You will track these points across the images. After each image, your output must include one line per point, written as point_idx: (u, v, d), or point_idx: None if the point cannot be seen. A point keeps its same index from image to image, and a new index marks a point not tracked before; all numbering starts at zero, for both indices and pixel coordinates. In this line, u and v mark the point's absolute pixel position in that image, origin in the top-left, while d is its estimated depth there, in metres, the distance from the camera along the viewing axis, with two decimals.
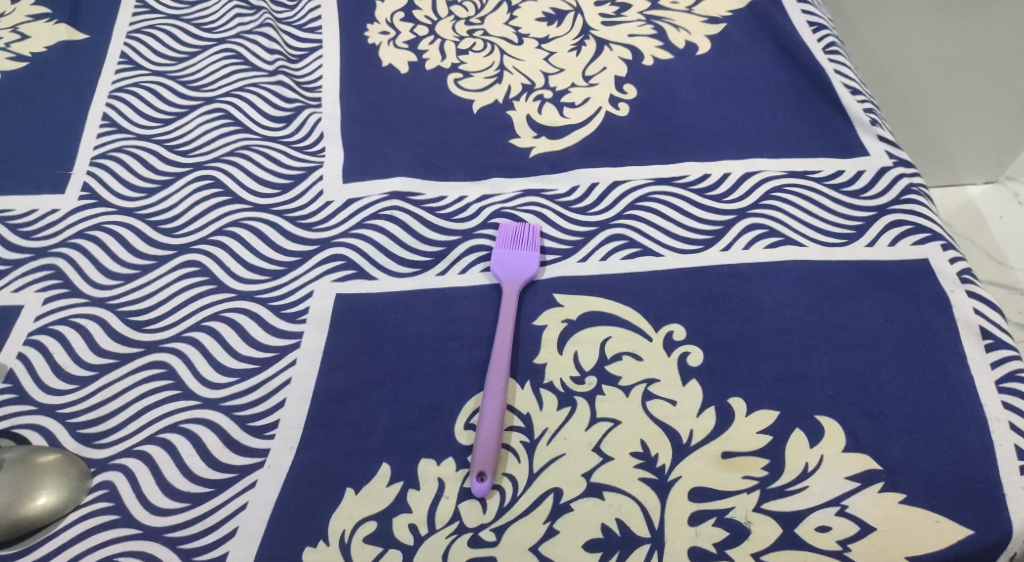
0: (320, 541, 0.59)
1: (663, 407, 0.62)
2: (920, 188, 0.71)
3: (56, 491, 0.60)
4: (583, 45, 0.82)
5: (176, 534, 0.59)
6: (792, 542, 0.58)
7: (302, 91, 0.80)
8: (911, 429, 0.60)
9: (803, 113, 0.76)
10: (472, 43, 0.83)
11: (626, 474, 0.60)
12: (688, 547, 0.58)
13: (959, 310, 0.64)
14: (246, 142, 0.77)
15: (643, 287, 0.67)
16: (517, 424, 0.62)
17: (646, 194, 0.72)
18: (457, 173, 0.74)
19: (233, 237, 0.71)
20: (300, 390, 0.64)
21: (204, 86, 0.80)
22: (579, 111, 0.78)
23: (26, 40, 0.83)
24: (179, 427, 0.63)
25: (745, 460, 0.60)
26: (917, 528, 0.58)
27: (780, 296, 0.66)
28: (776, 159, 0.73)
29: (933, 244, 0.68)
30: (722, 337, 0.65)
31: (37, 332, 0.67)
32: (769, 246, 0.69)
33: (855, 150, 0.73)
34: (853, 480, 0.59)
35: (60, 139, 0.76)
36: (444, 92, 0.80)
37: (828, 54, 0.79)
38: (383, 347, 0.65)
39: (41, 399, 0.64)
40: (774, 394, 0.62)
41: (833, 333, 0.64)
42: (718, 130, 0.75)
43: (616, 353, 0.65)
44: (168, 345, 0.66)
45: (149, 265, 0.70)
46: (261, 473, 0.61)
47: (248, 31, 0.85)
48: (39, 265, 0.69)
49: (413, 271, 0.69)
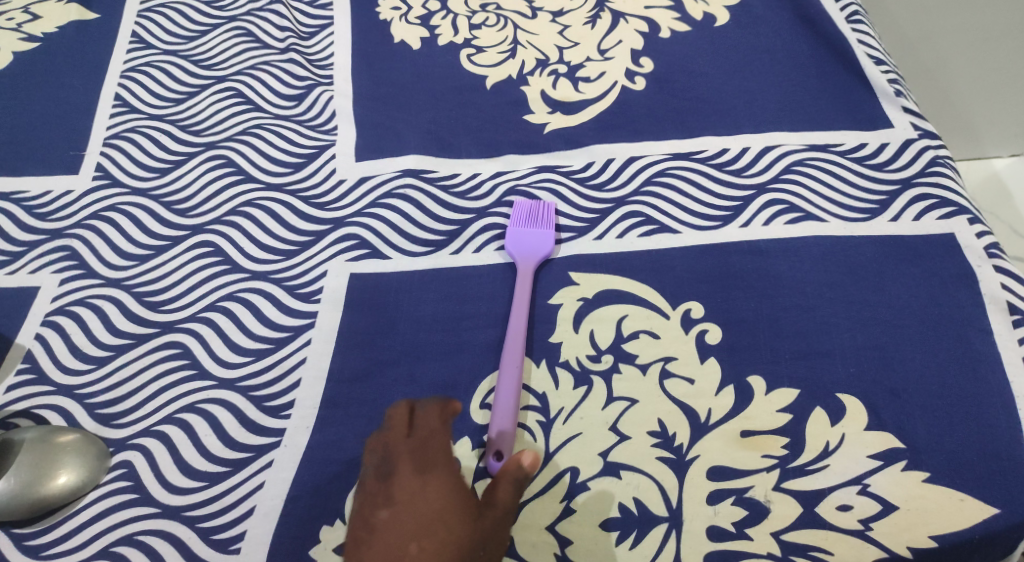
0: (337, 520, 0.59)
1: (682, 386, 0.62)
2: (946, 161, 0.69)
3: (76, 470, 0.60)
4: (598, 18, 0.80)
5: (196, 513, 0.59)
6: (814, 522, 0.57)
7: (313, 68, 0.79)
8: (935, 408, 0.59)
9: (824, 85, 0.74)
10: (485, 18, 0.81)
11: (644, 453, 0.60)
12: (707, 527, 0.58)
13: (985, 286, 0.63)
14: (258, 121, 0.76)
15: (661, 264, 0.66)
16: (533, 403, 0.62)
17: (663, 170, 0.71)
18: (470, 150, 0.73)
19: (247, 217, 0.70)
20: (315, 370, 0.64)
21: (215, 65, 0.80)
22: (594, 85, 0.76)
23: (38, 20, 0.82)
24: (196, 407, 0.63)
25: (764, 439, 0.59)
26: (940, 507, 0.57)
27: (801, 273, 0.65)
28: (797, 132, 0.72)
29: (959, 218, 0.66)
30: (741, 314, 0.64)
31: (54, 312, 0.67)
32: (789, 222, 0.67)
33: (878, 122, 0.71)
34: (876, 459, 0.58)
35: (74, 119, 0.76)
36: (457, 68, 0.78)
37: (850, 24, 0.77)
38: (398, 327, 0.65)
39: (60, 379, 0.64)
40: (794, 372, 0.61)
41: (855, 311, 0.63)
42: (736, 105, 0.74)
43: (633, 332, 0.64)
44: (185, 327, 0.66)
45: (164, 246, 0.69)
46: (278, 452, 0.61)
47: (259, 8, 0.83)
48: (56, 246, 0.69)
49: (427, 250, 0.68)
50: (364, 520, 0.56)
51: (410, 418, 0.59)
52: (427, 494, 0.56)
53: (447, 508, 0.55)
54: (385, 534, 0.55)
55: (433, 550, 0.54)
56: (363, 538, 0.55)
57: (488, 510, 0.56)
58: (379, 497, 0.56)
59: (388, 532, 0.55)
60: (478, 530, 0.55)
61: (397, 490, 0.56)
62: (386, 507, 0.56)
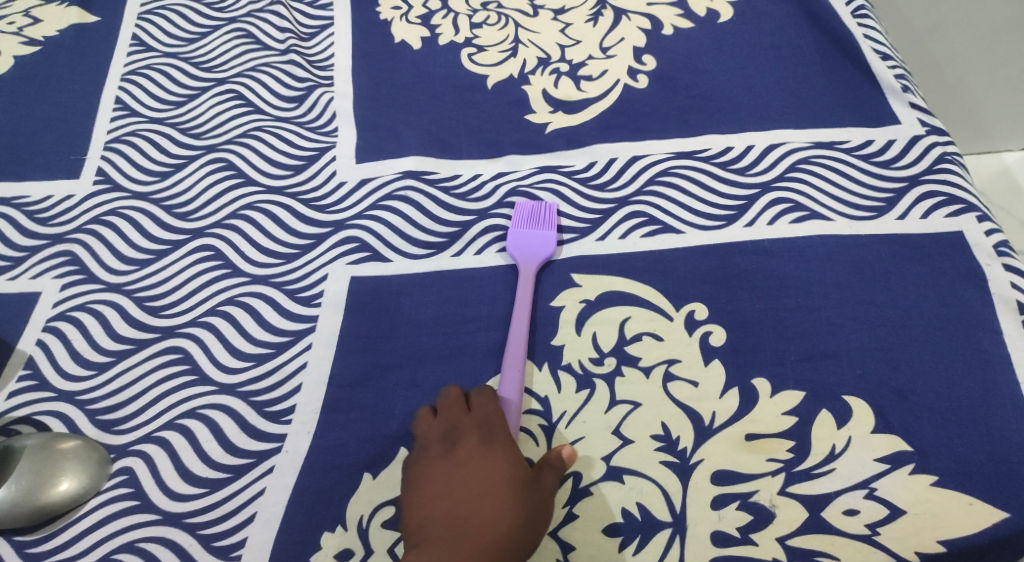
0: (338, 527, 0.58)
1: (685, 389, 0.61)
2: (954, 158, 0.68)
3: (78, 477, 0.60)
4: (600, 15, 0.79)
5: (196, 519, 0.59)
6: (820, 526, 0.57)
7: (313, 69, 0.79)
8: (944, 410, 0.58)
9: (830, 81, 0.73)
10: (486, 16, 0.80)
11: (647, 457, 0.59)
12: (711, 532, 0.57)
13: (995, 285, 0.62)
14: (259, 123, 0.75)
15: (664, 265, 0.65)
16: (535, 407, 0.61)
17: (666, 169, 0.70)
18: (472, 150, 0.73)
19: (248, 221, 0.70)
20: (316, 374, 0.63)
21: (215, 67, 0.79)
22: (596, 84, 0.75)
23: (39, 24, 0.82)
24: (197, 413, 0.63)
25: (770, 442, 0.59)
26: (948, 511, 0.56)
27: (807, 273, 0.64)
28: (802, 130, 0.71)
29: (967, 216, 0.65)
30: (745, 316, 0.63)
31: (54, 318, 0.66)
32: (795, 221, 0.66)
33: (885, 119, 0.70)
34: (883, 463, 0.57)
35: (75, 124, 0.76)
36: (458, 67, 0.78)
37: (856, 19, 0.76)
38: (399, 330, 0.64)
39: (61, 386, 0.64)
40: (800, 374, 0.60)
41: (861, 311, 0.62)
42: (740, 102, 0.73)
43: (636, 334, 0.63)
44: (186, 331, 0.66)
45: (164, 250, 0.69)
46: (279, 458, 0.61)
47: (259, 9, 0.83)
48: (56, 251, 0.69)
49: (428, 252, 0.68)
50: (422, 480, 0.58)
51: (468, 399, 0.61)
52: (485, 462, 0.57)
53: (499, 480, 0.56)
54: (441, 494, 0.57)
55: (484, 515, 0.55)
56: (420, 495, 0.57)
57: (539, 486, 0.57)
58: (439, 460, 0.58)
59: (444, 493, 0.57)
60: (528, 503, 0.56)
61: (457, 455, 0.58)
62: (446, 469, 0.57)
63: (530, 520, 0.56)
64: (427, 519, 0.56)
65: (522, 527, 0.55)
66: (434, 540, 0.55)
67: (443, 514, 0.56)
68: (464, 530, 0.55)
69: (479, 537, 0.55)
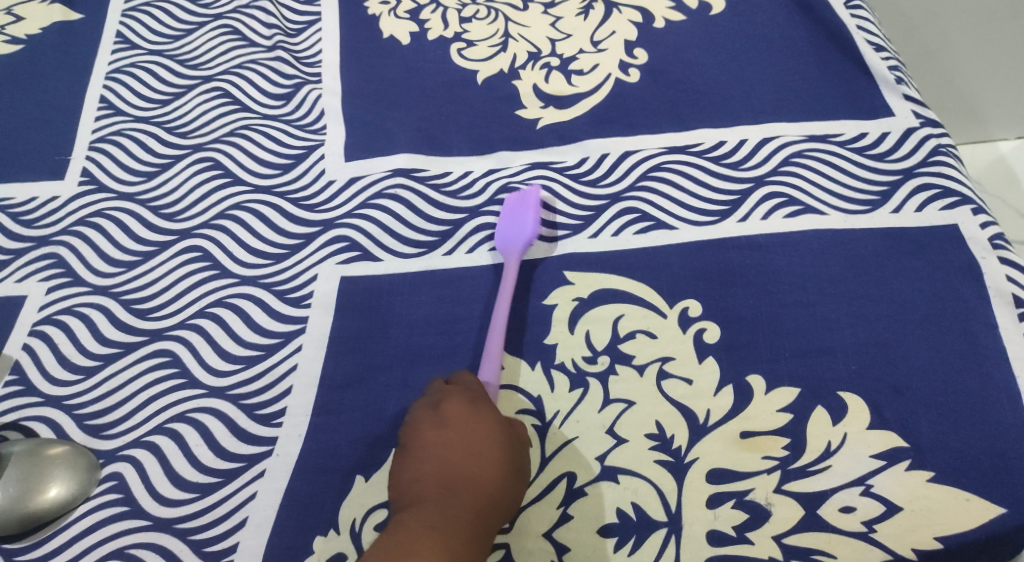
0: (330, 531, 0.58)
1: (679, 386, 0.60)
2: (949, 150, 0.67)
3: (67, 483, 0.59)
4: (591, 8, 0.78)
5: (187, 525, 0.59)
6: (816, 524, 0.56)
7: (301, 65, 0.78)
8: (940, 406, 0.58)
9: (824, 73, 0.72)
10: (476, 11, 0.79)
11: (641, 457, 0.59)
12: (707, 531, 0.56)
13: (991, 278, 0.61)
14: (246, 122, 0.74)
15: (657, 261, 0.65)
16: (529, 407, 0.61)
17: (658, 164, 0.69)
18: (462, 147, 0.72)
19: (236, 221, 0.69)
20: (306, 377, 0.62)
21: (201, 64, 0.78)
22: (588, 78, 0.74)
23: (21, 22, 0.80)
24: (186, 417, 0.62)
25: (765, 440, 0.58)
26: (945, 507, 0.56)
27: (802, 268, 0.63)
28: (795, 123, 0.70)
29: (962, 209, 0.64)
30: (740, 312, 0.62)
31: (41, 322, 0.66)
32: (789, 215, 0.66)
33: (879, 111, 0.69)
34: (878, 459, 0.57)
35: (59, 124, 0.75)
36: (447, 62, 0.77)
37: (849, 10, 0.75)
38: (390, 331, 0.64)
39: (49, 391, 0.63)
40: (795, 370, 0.60)
41: (856, 307, 0.61)
42: (733, 95, 0.72)
43: (629, 332, 0.62)
44: (174, 333, 0.65)
45: (151, 252, 0.68)
46: (270, 462, 0.60)
47: (245, 5, 0.81)
48: (42, 254, 0.68)
49: (418, 251, 0.67)
50: (411, 441, 0.58)
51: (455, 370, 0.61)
52: (473, 424, 0.58)
53: (489, 442, 0.57)
54: (430, 455, 0.58)
55: (475, 476, 0.57)
56: (410, 455, 0.58)
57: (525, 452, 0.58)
58: (429, 419, 0.59)
59: (435, 453, 0.58)
60: (515, 464, 0.57)
61: (445, 416, 0.58)
62: (436, 431, 0.58)
63: (516, 480, 0.57)
64: (417, 478, 0.57)
65: (509, 487, 0.57)
66: (425, 498, 0.56)
67: (432, 474, 0.57)
68: (454, 490, 0.56)
69: (470, 497, 0.56)
